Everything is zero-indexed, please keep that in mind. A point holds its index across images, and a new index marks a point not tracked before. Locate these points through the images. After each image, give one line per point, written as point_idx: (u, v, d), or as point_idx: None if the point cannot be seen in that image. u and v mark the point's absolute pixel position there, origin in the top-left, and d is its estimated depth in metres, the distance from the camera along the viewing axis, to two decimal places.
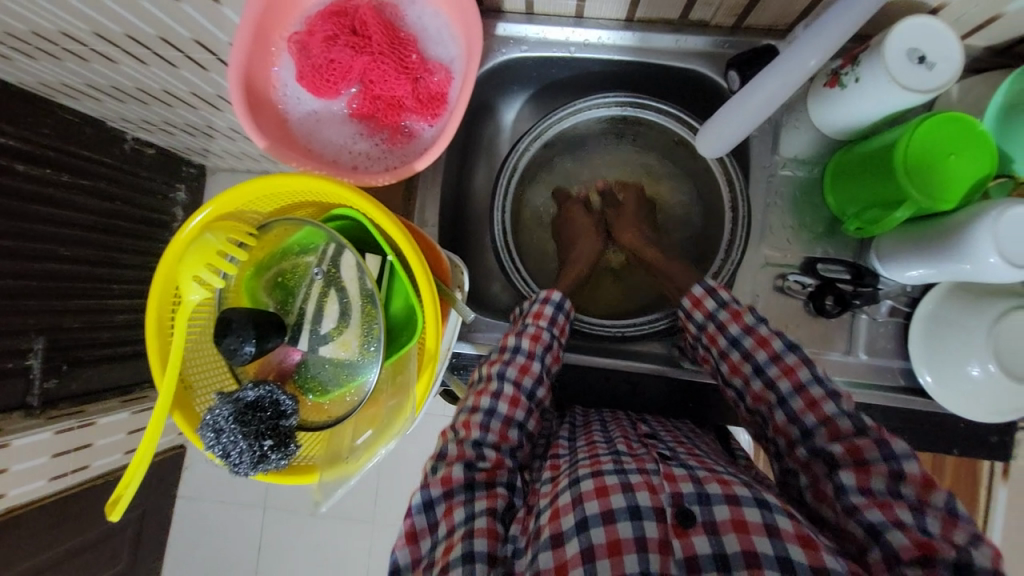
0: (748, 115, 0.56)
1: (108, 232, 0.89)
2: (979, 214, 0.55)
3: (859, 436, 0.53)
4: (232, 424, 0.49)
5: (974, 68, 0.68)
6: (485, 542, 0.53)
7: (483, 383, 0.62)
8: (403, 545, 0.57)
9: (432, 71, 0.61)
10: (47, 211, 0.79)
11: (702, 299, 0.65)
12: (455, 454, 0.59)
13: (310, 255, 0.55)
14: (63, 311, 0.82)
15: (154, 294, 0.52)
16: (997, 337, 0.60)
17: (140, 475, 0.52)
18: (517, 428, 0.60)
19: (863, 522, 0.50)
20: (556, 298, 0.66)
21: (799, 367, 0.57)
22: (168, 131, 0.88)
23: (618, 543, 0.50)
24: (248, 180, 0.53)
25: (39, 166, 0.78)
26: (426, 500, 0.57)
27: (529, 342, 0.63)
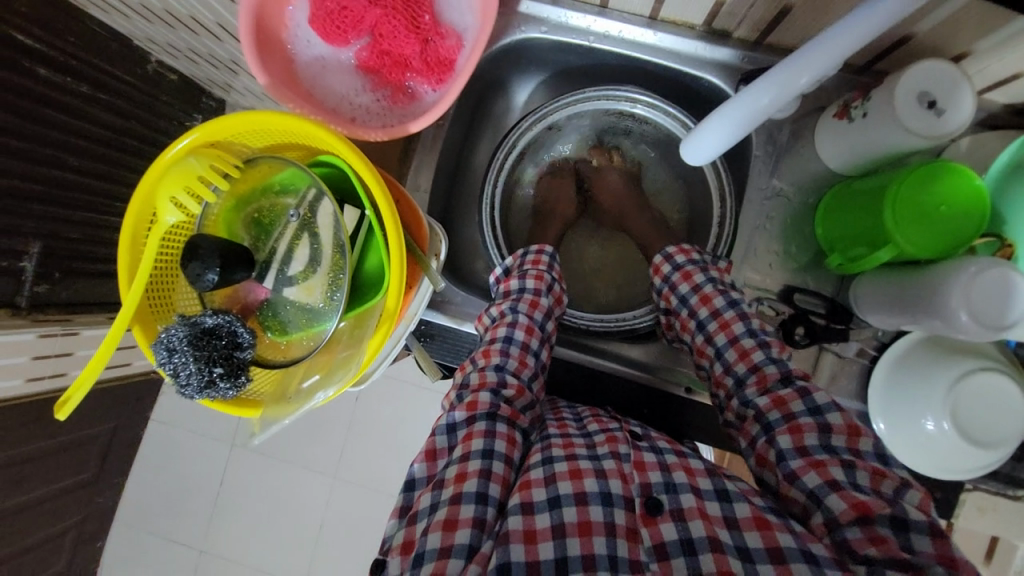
0: (729, 126, 0.55)
1: (119, 150, 0.85)
2: (957, 267, 0.54)
3: (784, 386, 0.56)
4: (185, 346, 0.50)
5: (991, 123, 0.66)
6: (499, 487, 0.53)
7: (499, 318, 0.64)
8: (420, 461, 0.57)
9: (443, 35, 0.61)
10: (64, 119, 0.76)
11: (660, 264, 0.69)
12: (478, 379, 0.59)
13: (289, 196, 0.56)
14: (65, 220, 0.80)
15: (131, 212, 0.53)
16: (956, 396, 0.61)
17: (91, 381, 0.54)
18: (534, 356, 0.62)
19: (803, 489, 0.50)
20: (549, 249, 0.70)
21: (733, 320, 0.61)
22: (193, 60, 0.84)
23: (588, 524, 0.50)
24: (235, 113, 0.53)
25: (61, 73, 0.74)
26: (450, 423, 0.57)
27: (534, 282, 0.66)
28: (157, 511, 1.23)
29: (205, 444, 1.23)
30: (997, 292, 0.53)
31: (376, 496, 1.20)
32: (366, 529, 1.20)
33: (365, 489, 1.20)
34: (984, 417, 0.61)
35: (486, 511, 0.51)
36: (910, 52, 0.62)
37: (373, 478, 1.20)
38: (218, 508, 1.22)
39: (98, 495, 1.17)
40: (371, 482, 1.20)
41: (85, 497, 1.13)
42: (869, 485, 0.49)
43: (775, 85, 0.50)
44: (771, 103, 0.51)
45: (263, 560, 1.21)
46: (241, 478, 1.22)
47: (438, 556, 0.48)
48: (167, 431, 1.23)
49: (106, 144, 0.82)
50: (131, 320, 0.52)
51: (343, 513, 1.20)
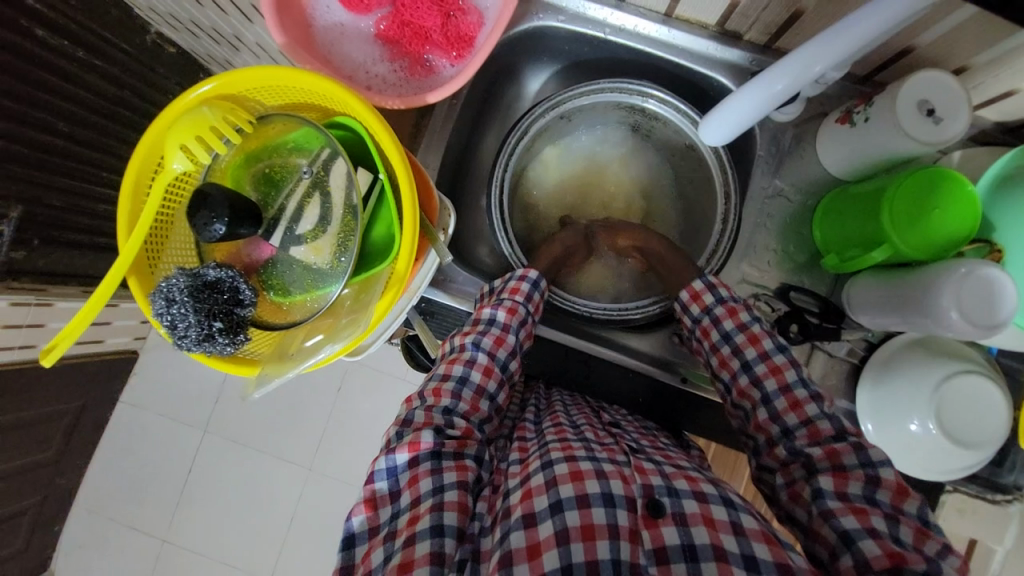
0: (745, 109, 0.57)
1: (111, 119, 0.85)
2: (948, 268, 0.57)
3: (838, 440, 0.55)
4: (185, 296, 0.48)
5: (980, 139, 0.70)
6: (455, 515, 0.53)
7: (456, 353, 0.62)
8: (361, 513, 0.56)
9: (465, 11, 0.62)
10: (58, 83, 0.75)
11: (700, 292, 0.67)
12: (423, 420, 0.58)
13: (302, 155, 0.55)
14: (46, 186, 0.79)
15: (137, 159, 0.52)
16: (939, 402, 0.63)
17: (80, 331, 0.53)
18: (488, 400, 0.61)
19: (836, 527, 0.51)
20: (533, 276, 0.68)
21: (785, 368, 0.60)
22: (193, 33, 0.84)
23: (591, 528, 0.50)
24: (255, 66, 0.52)
25: (56, 35, 0.72)
26: (391, 466, 0.56)
27: (505, 315, 0.64)
28: (119, 496, 1.18)
29: (177, 428, 1.19)
30: (984, 294, 0.55)
31: (352, 490, 1.17)
32: (340, 524, 1.16)
33: (341, 483, 1.17)
34: (965, 420, 0.63)
35: (444, 543, 0.51)
36: (911, 64, 0.65)
37: (349, 472, 1.17)
38: (186, 496, 1.18)
39: (61, 476, 1.12)
40: (348, 476, 1.17)
41: (47, 477, 1.08)
42: (910, 541, 0.49)
43: (791, 72, 0.53)
44: (776, 93, 0.55)
45: (229, 552, 1.17)
46: (213, 465, 1.18)
47: None
48: (136, 414, 1.19)
49: (96, 111, 0.82)
50: (126, 270, 0.51)
51: (317, 506, 1.17)
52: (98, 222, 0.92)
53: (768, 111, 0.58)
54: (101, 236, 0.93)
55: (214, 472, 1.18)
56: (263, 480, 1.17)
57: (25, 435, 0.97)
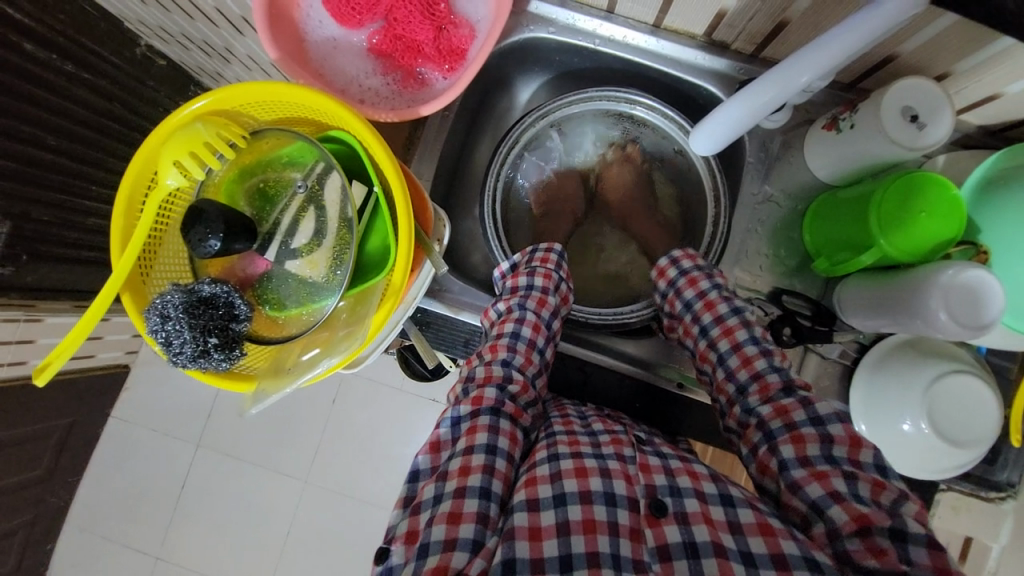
0: (734, 119, 0.59)
1: (101, 132, 0.85)
2: (936, 270, 0.58)
3: (787, 395, 0.58)
4: (180, 313, 0.48)
5: (964, 143, 0.72)
6: (501, 484, 0.54)
7: (505, 314, 0.66)
8: (424, 453, 0.58)
9: (457, 24, 0.62)
10: (47, 97, 0.75)
11: (665, 268, 0.71)
12: (484, 375, 0.61)
13: (296, 170, 0.55)
14: (35, 201, 0.79)
15: (130, 174, 0.52)
16: (932, 396, 0.64)
17: (76, 347, 0.53)
18: (539, 354, 0.64)
19: (806, 499, 0.51)
20: (559, 248, 0.72)
21: (737, 328, 0.64)
22: (184, 46, 0.84)
23: (593, 523, 0.50)
24: (248, 82, 0.52)
25: (46, 50, 0.72)
26: (455, 416, 0.59)
27: (542, 279, 0.68)
28: (110, 513, 1.16)
29: (169, 442, 1.17)
30: (969, 294, 0.56)
31: (348, 502, 1.16)
32: (336, 536, 1.15)
33: (336, 494, 1.16)
34: (958, 419, 0.64)
35: (489, 506, 0.52)
36: (893, 72, 0.67)
37: (345, 483, 1.16)
38: (178, 511, 1.16)
39: (50, 494, 1.10)
40: (344, 486, 1.16)
41: (37, 495, 1.06)
42: (868, 497, 0.49)
43: (778, 82, 0.54)
44: (771, 98, 0.55)
45: (223, 567, 1.15)
46: (206, 479, 1.16)
47: (442, 547, 0.49)
48: (127, 430, 1.17)
49: (85, 125, 0.82)
50: (119, 287, 0.50)
51: (313, 518, 1.15)
52: (88, 236, 0.91)
53: (757, 121, 0.59)
54: (90, 250, 0.92)
55: (207, 485, 1.17)
56: (257, 493, 1.16)
57: (12, 453, 0.96)
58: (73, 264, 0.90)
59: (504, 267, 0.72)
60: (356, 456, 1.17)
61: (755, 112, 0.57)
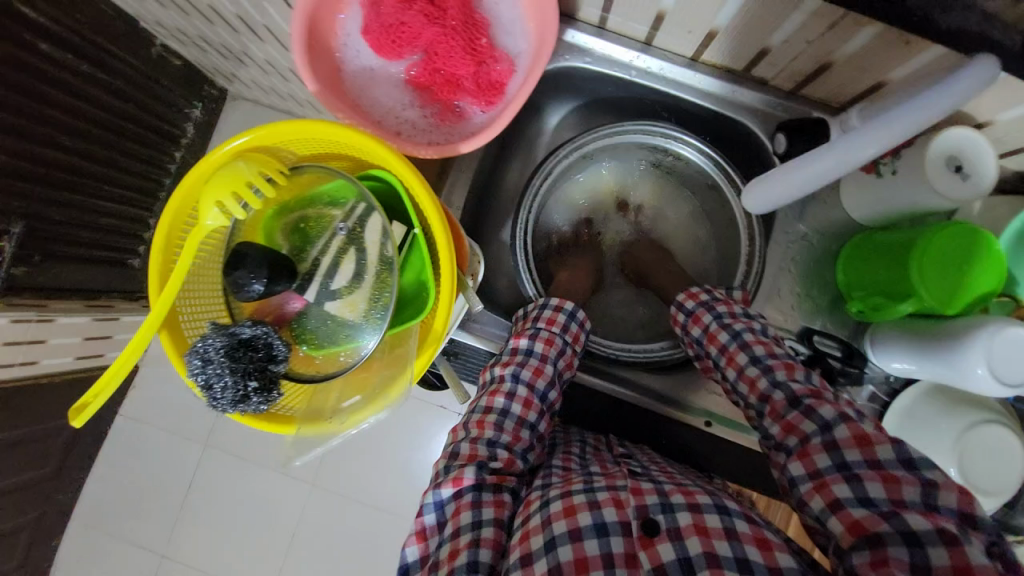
0: (795, 185, 0.59)
1: (113, 132, 0.87)
2: (977, 324, 0.57)
3: (793, 409, 0.56)
4: (221, 357, 0.48)
5: (1002, 188, 0.71)
6: (490, 552, 0.55)
7: (497, 384, 0.65)
8: (413, 544, 0.60)
9: (497, 58, 0.61)
10: (63, 98, 0.78)
11: (675, 315, 0.71)
12: (467, 454, 0.60)
13: (337, 208, 0.55)
14: (52, 203, 0.81)
15: (168, 215, 0.52)
16: (964, 445, 0.64)
17: (111, 389, 0.52)
18: (528, 429, 0.63)
19: (813, 514, 0.51)
20: (569, 307, 0.69)
21: (757, 378, 0.60)
22: (200, 47, 0.89)
23: (585, 561, 0.51)
24: (292, 120, 0.52)
25: (62, 50, 0.75)
26: (437, 500, 0.58)
27: (543, 346, 0.66)
28: (116, 513, 1.17)
29: (177, 443, 1.17)
30: (1015, 351, 0.55)
31: (354, 507, 1.16)
32: (341, 545, 1.15)
33: (345, 500, 1.16)
34: (988, 470, 0.64)
35: None
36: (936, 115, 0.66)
37: (351, 488, 1.16)
38: (185, 512, 1.16)
39: (57, 491, 1.11)
40: (351, 494, 1.16)
41: (44, 492, 1.07)
42: (884, 500, 0.47)
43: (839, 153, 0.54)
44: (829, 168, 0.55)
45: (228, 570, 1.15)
46: (213, 480, 1.16)
47: None
48: (136, 429, 1.17)
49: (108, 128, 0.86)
50: (158, 326, 0.50)
51: (319, 524, 1.16)
52: (101, 237, 0.93)
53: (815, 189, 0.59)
54: (103, 251, 0.94)
55: (212, 489, 1.17)
56: (264, 497, 1.16)
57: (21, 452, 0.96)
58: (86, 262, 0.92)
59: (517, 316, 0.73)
60: (364, 465, 1.17)
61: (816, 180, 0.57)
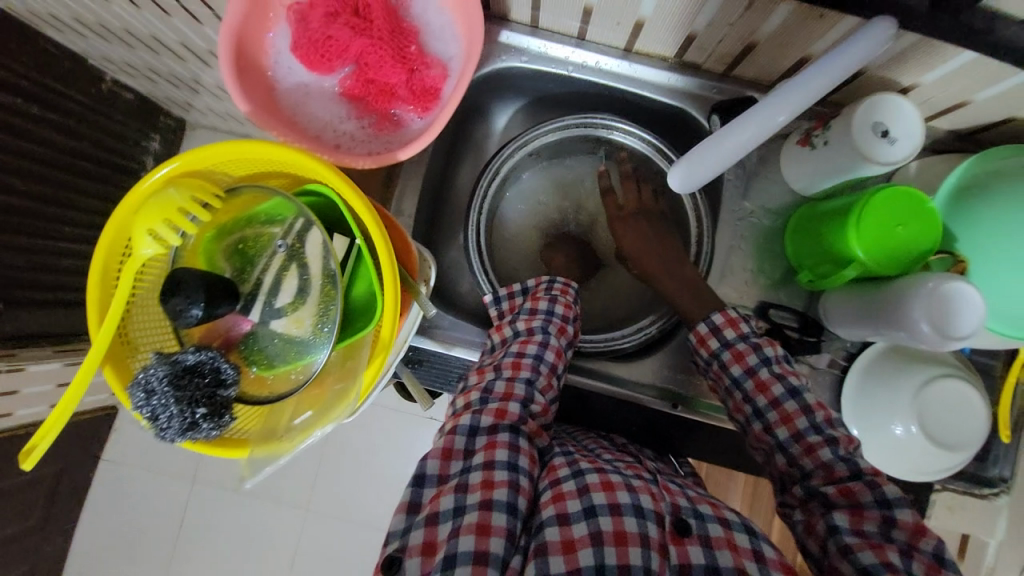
0: (719, 157, 0.57)
1: (68, 170, 0.87)
2: (917, 284, 0.59)
3: (791, 400, 0.59)
4: (165, 386, 0.47)
5: (936, 148, 0.73)
6: (527, 499, 0.53)
7: (528, 334, 0.62)
8: (434, 460, 0.55)
9: (429, 65, 0.61)
10: (8, 140, 0.76)
11: (704, 337, 0.66)
12: (496, 410, 0.56)
13: (276, 226, 0.54)
14: (5, 247, 0.78)
15: (103, 248, 0.51)
16: (921, 401, 0.65)
17: (57, 430, 0.51)
18: (558, 380, 0.61)
19: (858, 565, 0.51)
20: (579, 284, 0.68)
21: (748, 354, 0.63)
22: (149, 78, 0.88)
23: (624, 534, 0.50)
24: (220, 142, 0.51)
25: (10, 94, 0.75)
26: (472, 427, 0.56)
27: (564, 308, 0.65)
28: (106, 559, 1.14)
29: (160, 481, 1.14)
30: (954, 305, 0.57)
31: (348, 527, 1.14)
32: (338, 566, 1.14)
33: (341, 522, 1.14)
34: (949, 421, 0.65)
35: (515, 523, 0.51)
36: (864, 84, 0.68)
37: (343, 508, 1.15)
38: (178, 552, 1.14)
39: (46, 542, 1.08)
40: (344, 514, 1.14)
41: (31, 545, 1.05)
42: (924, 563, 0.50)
43: (755, 122, 0.55)
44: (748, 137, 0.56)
45: None
46: (203, 516, 1.14)
47: (472, 559, 0.48)
48: (119, 471, 1.14)
49: (54, 167, 0.84)
50: (101, 361, 0.50)
51: (315, 548, 1.14)
52: (66, 279, 0.91)
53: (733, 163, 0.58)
54: (71, 293, 0.92)
55: (203, 524, 1.14)
56: (257, 527, 1.14)
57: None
58: (53, 305, 0.89)
59: (514, 289, 0.68)
60: (353, 484, 1.15)
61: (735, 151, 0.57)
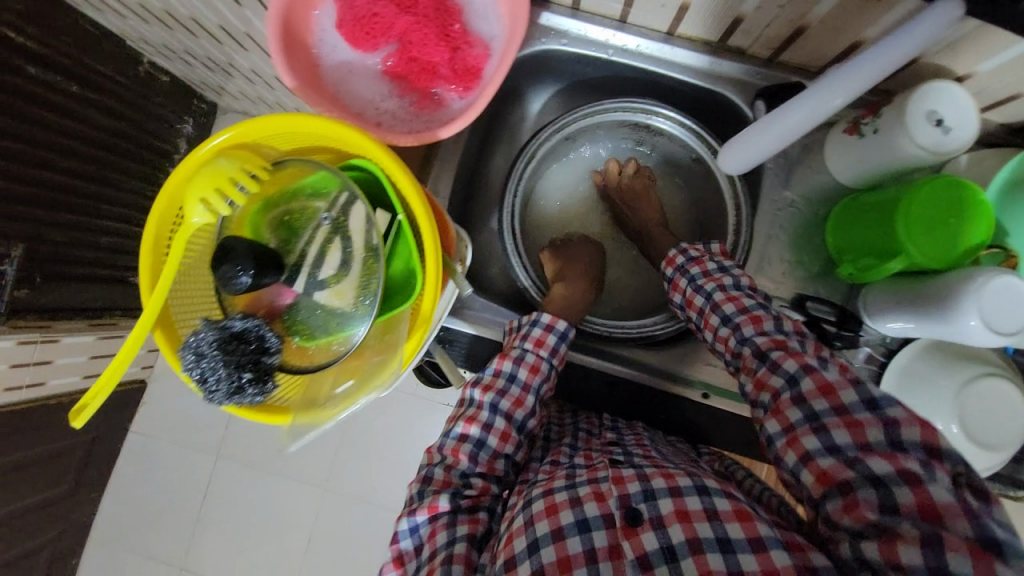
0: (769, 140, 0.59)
1: (107, 150, 0.89)
2: (967, 277, 0.57)
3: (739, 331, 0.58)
4: (214, 350, 0.49)
5: (987, 141, 0.71)
6: (462, 568, 0.57)
7: (473, 411, 0.63)
8: (391, 569, 0.61)
9: (472, 44, 0.62)
10: (54, 119, 0.79)
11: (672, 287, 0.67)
12: (430, 505, 0.60)
13: (320, 200, 0.55)
14: (45, 223, 0.81)
15: (155, 216, 0.52)
16: (962, 401, 0.63)
17: (108, 391, 0.53)
18: (503, 460, 0.63)
19: (788, 470, 0.52)
20: (560, 328, 0.66)
21: (711, 315, 0.61)
22: (187, 61, 0.90)
23: (568, 560, 0.52)
24: (270, 115, 0.53)
25: (52, 73, 0.77)
26: (412, 525, 0.60)
27: (527, 372, 0.64)
28: (133, 527, 1.18)
29: (186, 454, 1.18)
30: (1005, 300, 0.55)
31: (365, 508, 1.16)
32: (355, 545, 1.16)
33: (358, 502, 1.17)
34: (991, 421, 0.63)
35: None
36: (916, 71, 0.66)
37: (361, 490, 1.17)
38: (201, 524, 1.18)
39: (76, 509, 1.12)
40: (362, 495, 1.17)
41: (63, 510, 1.09)
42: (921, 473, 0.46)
43: (806, 106, 0.55)
44: (799, 121, 0.56)
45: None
46: (226, 489, 1.17)
47: None
48: (148, 443, 1.18)
49: (95, 146, 0.86)
50: (152, 325, 0.51)
51: (332, 527, 1.16)
52: (103, 255, 0.94)
53: (787, 144, 0.59)
54: (105, 271, 0.96)
55: (225, 498, 1.18)
56: (277, 503, 1.17)
57: (31, 474, 0.97)
58: (85, 282, 0.92)
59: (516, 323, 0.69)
60: (371, 467, 1.17)
61: (787, 135, 0.58)
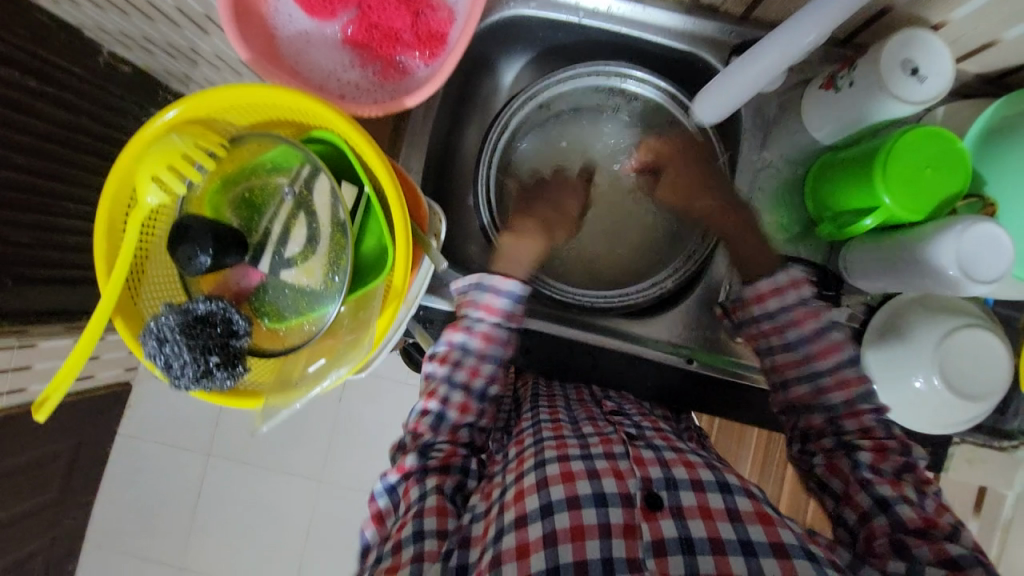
0: (742, 84, 0.59)
1: (68, 146, 0.84)
2: (945, 227, 0.56)
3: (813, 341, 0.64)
4: (176, 334, 0.47)
5: (963, 93, 0.70)
6: (434, 519, 0.57)
7: (428, 385, 0.63)
8: (370, 527, 0.63)
9: (435, 7, 0.60)
10: (9, 114, 0.74)
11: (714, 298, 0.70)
12: (399, 466, 0.62)
13: (282, 174, 0.53)
14: (12, 224, 0.78)
15: (107, 197, 0.50)
16: (944, 351, 0.63)
17: (68, 384, 0.51)
18: (467, 427, 0.63)
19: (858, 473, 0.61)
20: (509, 289, 0.64)
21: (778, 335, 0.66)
22: (148, 50, 0.84)
23: (582, 528, 0.51)
24: (225, 87, 0.50)
25: (8, 67, 0.72)
26: (387, 485, 0.63)
27: (479, 342, 0.63)
28: (127, 531, 1.16)
29: (176, 456, 1.16)
30: (985, 245, 0.55)
31: (363, 498, 1.16)
32: (354, 534, 1.16)
33: (352, 492, 1.16)
34: (970, 369, 0.63)
35: (425, 544, 0.56)
36: (891, 22, 0.65)
37: (357, 480, 1.16)
38: (197, 524, 1.16)
39: (65, 517, 1.10)
40: (358, 485, 1.16)
41: (52, 518, 1.07)
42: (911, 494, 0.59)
43: (780, 45, 0.56)
44: (771, 63, 0.57)
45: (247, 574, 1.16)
46: (220, 488, 1.16)
47: None
48: (134, 447, 1.16)
49: (57, 141, 0.82)
50: (111, 312, 0.49)
51: (330, 519, 1.16)
52: (73, 255, 0.90)
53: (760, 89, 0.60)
54: (77, 272, 0.92)
55: (220, 497, 1.16)
56: (272, 499, 1.16)
57: (13, 485, 0.95)
58: (66, 283, 0.89)
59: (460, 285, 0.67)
60: (365, 457, 1.16)
61: (760, 78, 0.58)
